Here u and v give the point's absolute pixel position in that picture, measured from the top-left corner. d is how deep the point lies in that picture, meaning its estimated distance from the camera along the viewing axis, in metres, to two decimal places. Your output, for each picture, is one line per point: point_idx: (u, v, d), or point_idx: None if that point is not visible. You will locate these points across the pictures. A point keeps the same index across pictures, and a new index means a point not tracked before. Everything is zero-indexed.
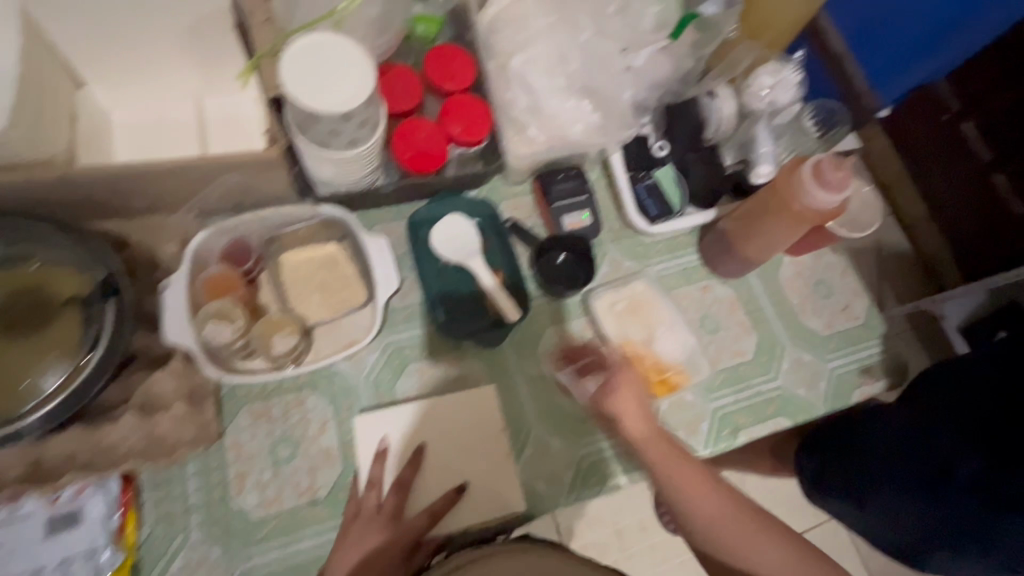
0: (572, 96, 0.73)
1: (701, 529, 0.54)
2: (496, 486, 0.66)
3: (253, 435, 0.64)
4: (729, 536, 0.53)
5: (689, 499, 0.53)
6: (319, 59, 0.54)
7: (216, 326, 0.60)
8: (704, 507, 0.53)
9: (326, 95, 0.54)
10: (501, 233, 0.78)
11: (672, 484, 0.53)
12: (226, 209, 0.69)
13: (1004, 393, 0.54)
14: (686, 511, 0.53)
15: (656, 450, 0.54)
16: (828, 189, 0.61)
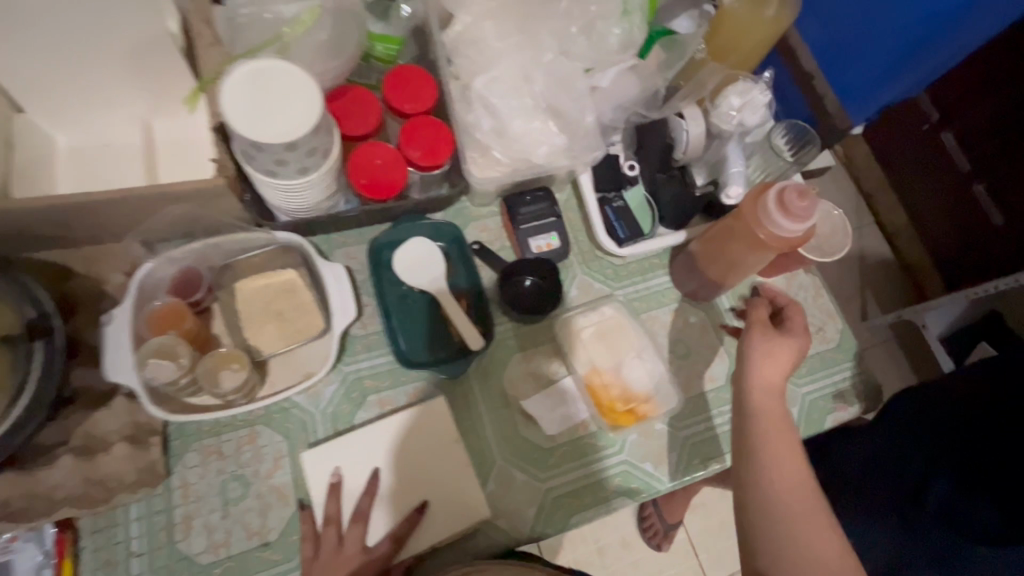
0: (537, 117, 0.71)
1: (762, 493, 0.52)
2: (457, 511, 0.63)
3: (202, 475, 0.61)
4: (802, 479, 0.52)
5: (776, 467, 0.53)
6: (256, 87, 0.52)
7: (158, 364, 0.57)
8: (781, 474, 0.53)
9: (275, 124, 0.52)
10: (466, 256, 0.75)
11: (769, 453, 0.54)
12: (176, 236, 0.66)
13: (980, 408, 0.63)
14: (763, 474, 0.53)
15: (766, 411, 0.57)
16: (792, 220, 0.60)
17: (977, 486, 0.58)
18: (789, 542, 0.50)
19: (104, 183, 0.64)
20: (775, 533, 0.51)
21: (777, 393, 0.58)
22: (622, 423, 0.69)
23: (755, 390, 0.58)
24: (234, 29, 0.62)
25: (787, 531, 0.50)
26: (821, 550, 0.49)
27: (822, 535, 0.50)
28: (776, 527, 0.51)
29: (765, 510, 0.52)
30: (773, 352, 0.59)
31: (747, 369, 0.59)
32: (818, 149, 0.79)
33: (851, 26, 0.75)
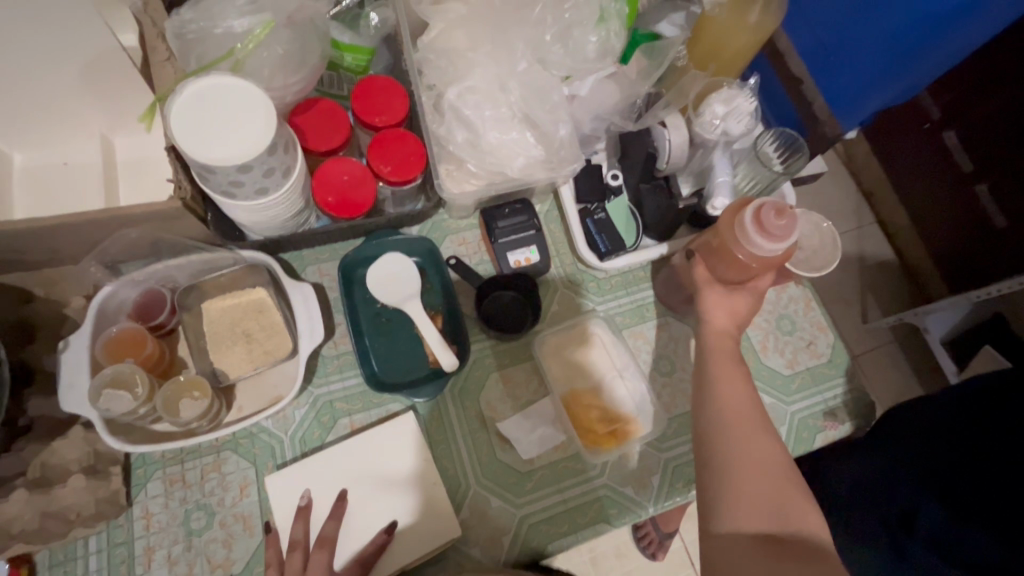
0: (513, 128, 0.68)
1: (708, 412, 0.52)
2: (428, 526, 0.61)
3: (164, 505, 0.60)
4: (732, 397, 0.52)
5: (722, 389, 0.53)
6: (199, 114, 0.51)
7: (113, 395, 0.55)
8: (728, 396, 0.52)
9: (238, 123, 0.51)
10: (441, 273, 0.72)
11: (715, 379, 0.54)
12: (139, 256, 0.65)
13: (978, 419, 0.53)
14: (709, 401, 0.52)
15: (715, 344, 0.57)
16: (770, 239, 0.53)
17: (974, 517, 0.49)
18: (728, 453, 0.49)
19: (63, 203, 0.62)
20: (717, 451, 0.49)
21: (731, 330, 0.58)
22: (604, 445, 0.67)
23: (709, 329, 0.58)
24: (185, 43, 0.58)
25: (731, 444, 0.49)
26: (763, 452, 0.48)
27: (756, 443, 0.49)
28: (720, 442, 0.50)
29: (714, 434, 0.50)
30: (723, 300, 0.59)
31: (701, 318, 0.60)
32: (808, 156, 0.76)
33: (840, 26, 0.71)
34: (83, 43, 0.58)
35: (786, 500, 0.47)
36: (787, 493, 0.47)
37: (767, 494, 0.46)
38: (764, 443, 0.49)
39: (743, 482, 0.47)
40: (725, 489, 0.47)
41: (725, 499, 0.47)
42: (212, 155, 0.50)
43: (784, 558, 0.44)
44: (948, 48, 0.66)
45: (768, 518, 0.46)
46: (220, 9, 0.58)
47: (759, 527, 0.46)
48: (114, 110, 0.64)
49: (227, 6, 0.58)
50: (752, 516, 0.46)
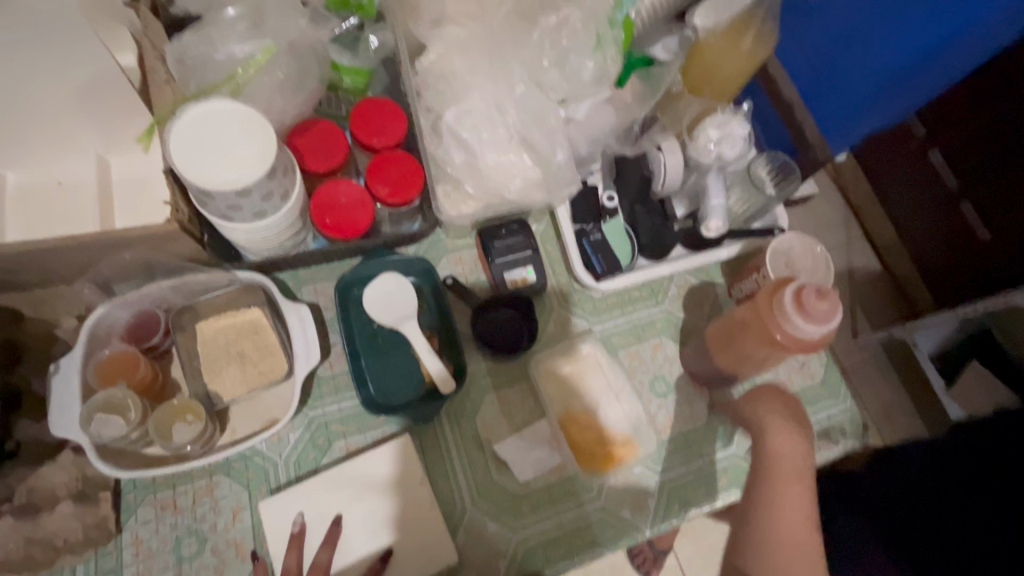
0: (511, 150, 0.68)
1: (757, 555, 0.56)
2: (422, 551, 0.61)
3: (155, 530, 0.59)
4: (792, 510, 0.57)
5: (774, 525, 0.57)
6: (194, 143, 0.50)
7: (106, 420, 0.55)
8: (790, 538, 0.56)
9: (233, 148, 0.51)
10: (437, 292, 0.72)
11: (774, 514, 0.57)
12: (133, 276, 0.64)
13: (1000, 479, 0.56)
14: (764, 536, 0.56)
15: (779, 473, 0.59)
16: (801, 317, 0.54)
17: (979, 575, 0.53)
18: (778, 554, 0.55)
19: (56, 224, 0.62)
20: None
21: (790, 456, 0.59)
22: (599, 468, 0.67)
23: (771, 455, 0.60)
24: (185, 68, 0.58)
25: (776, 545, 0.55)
26: None
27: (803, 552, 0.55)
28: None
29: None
30: (769, 410, 0.63)
31: (762, 435, 0.62)
32: (800, 179, 0.77)
33: (830, 53, 0.73)
34: (81, 65, 0.58)
35: None
36: None
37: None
38: None
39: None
40: None
41: None
42: (210, 180, 0.50)
43: None
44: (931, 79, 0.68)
45: None
46: (219, 36, 0.59)
47: None
48: (110, 130, 0.64)
49: (227, 32, 0.59)
50: None
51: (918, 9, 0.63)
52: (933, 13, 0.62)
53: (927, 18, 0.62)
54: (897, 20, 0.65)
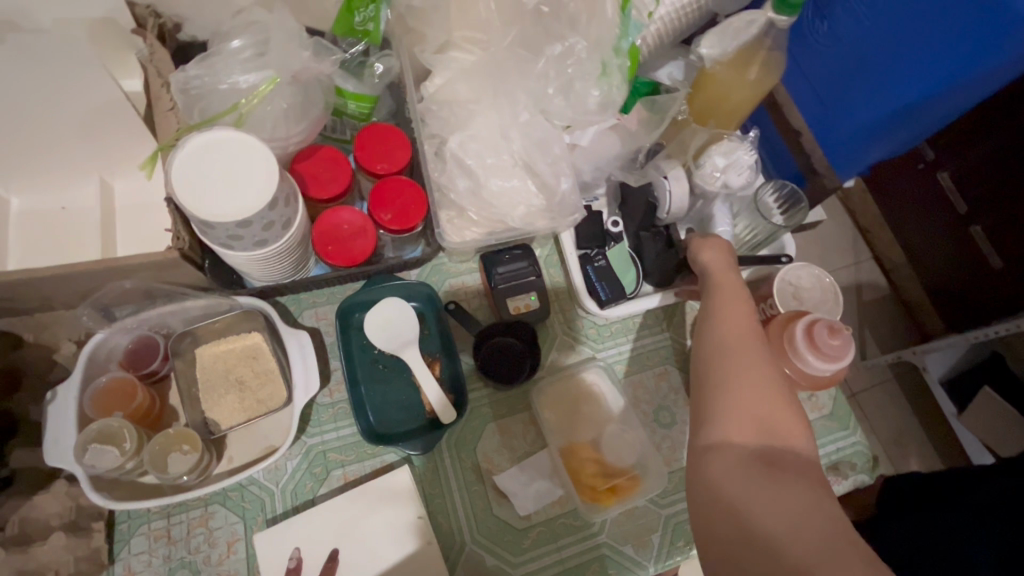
0: (514, 176, 0.68)
1: (705, 354, 0.47)
2: None
3: (147, 562, 0.58)
4: (737, 318, 0.49)
5: (719, 321, 0.49)
6: (199, 171, 0.50)
7: (99, 451, 0.54)
8: (724, 331, 0.48)
9: (237, 179, 0.50)
10: (439, 318, 0.71)
11: (713, 315, 0.51)
12: (133, 300, 0.63)
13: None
14: (707, 339, 0.48)
15: (725, 304, 0.51)
16: (819, 356, 0.53)
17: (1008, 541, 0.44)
18: (721, 354, 0.46)
19: (56, 249, 0.62)
20: (714, 387, 0.44)
21: (730, 270, 0.56)
22: (602, 502, 0.65)
23: (710, 272, 0.56)
24: (189, 98, 0.58)
25: (720, 341, 0.47)
26: (771, 417, 0.42)
27: (756, 357, 0.45)
28: (714, 388, 0.44)
29: (710, 375, 0.45)
30: (714, 248, 0.59)
31: (697, 261, 0.59)
32: (809, 209, 0.76)
33: (833, 83, 0.73)
34: (88, 93, 0.59)
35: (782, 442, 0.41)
36: (782, 434, 0.41)
37: (762, 391, 0.43)
38: (768, 379, 0.44)
39: (736, 374, 0.44)
40: (715, 382, 0.45)
41: (715, 397, 0.44)
42: (213, 211, 0.50)
43: (771, 473, 0.39)
44: (932, 119, 0.68)
45: (762, 433, 0.41)
46: (224, 67, 0.59)
47: (749, 444, 0.41)
48: (111, 156, 0.64)
49: (232, 62, 0.59)
50: (741, 424, 0.42)
51: (926, 45, 0.63)
52: (943, 53, 0.62)
53: (936, 57, 0.62)
54: (906, 56, 0.65)
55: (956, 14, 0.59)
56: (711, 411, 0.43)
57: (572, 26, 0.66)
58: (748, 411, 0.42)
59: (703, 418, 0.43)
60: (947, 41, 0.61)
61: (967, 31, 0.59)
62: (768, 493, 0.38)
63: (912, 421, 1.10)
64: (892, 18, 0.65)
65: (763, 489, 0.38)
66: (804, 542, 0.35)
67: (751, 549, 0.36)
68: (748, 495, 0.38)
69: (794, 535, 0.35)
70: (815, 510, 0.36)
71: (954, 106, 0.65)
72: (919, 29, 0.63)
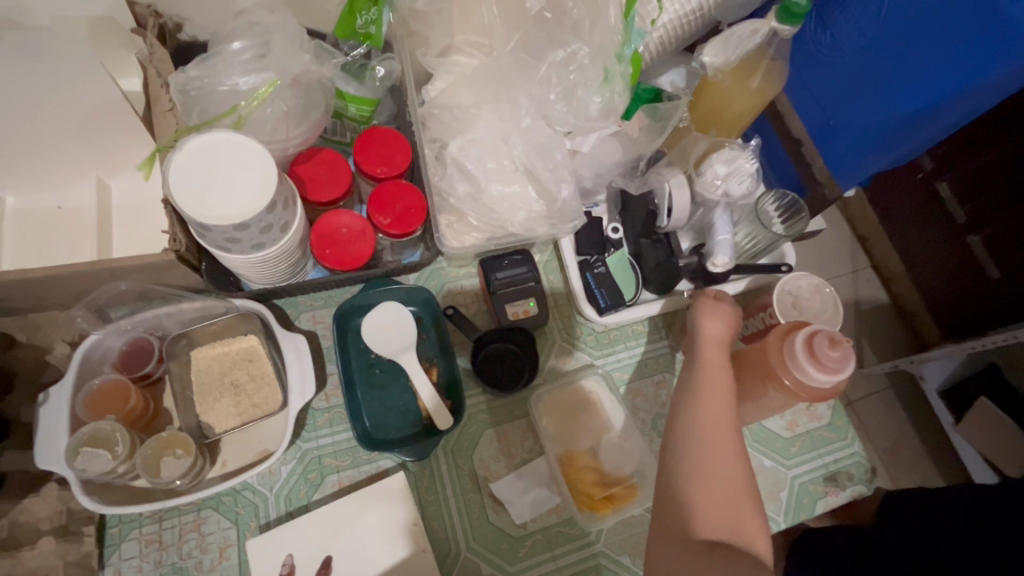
0: (514, 182, 0.68)
1: (682, 437, 0.47)
2: None
3: (137, 568, 0.57)
4: (716, 400, 0.48)
5: (699, 406, 0.48)
6: (196, 176, 0.50)
7: (91, 454, 0.53)
8: (702, 419, 0.47)
9: (235, 182, 0.50)
10: (437, 322, 0.71)
11: (694, 400, 0.49)
12: (129, 301, 0.63)
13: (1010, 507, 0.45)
14: (686, 422, 0.48)
15: (705, 380, 0.50)
16: (820, 369, 0.52)
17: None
18: (698, 440, 0.46)
19: (51, 249, 0.61)
20: (688, 475, 0.44)
21: (724, 344, 0.53)
22: (599, 512, 0.64)
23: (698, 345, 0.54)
24: (188, 99, 0.58)
25: (697, 424, 0.47)
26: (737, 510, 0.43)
27: (728, 448, 0.45)
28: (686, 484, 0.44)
29: (685, 462, 0.45)
30: (718, 319, 0.55)
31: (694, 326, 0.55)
32: (810, 219, 0.75)
33: (836, 91, 0.73)
34: (85, 93, 0.58)
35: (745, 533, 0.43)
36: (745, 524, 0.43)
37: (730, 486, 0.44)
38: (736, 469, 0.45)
39: (710, 464, 0.45)
40: (689, 472, 0.45)
41: (689, 488, 0.44)
42: (214, 215, 0.49)
43: (736, 568, 0.41)
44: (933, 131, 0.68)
45: (729, 528, 0.42)
46: (224, 68, 0.58)
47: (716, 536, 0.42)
48: (108, 155, 0.63)
49: (233, 64, 0.58)
50: (710, 518, 0.43)
51: (931, 55, 0.62)
52: (947, 65, 0.61)
53: (945, 63, 0.61)
54: (915, 62, 0.64)
55: (963, 24, 0.59)
56: (683, 501, 0.44)
57: (574, 32, 0.66)
58: (718, 506, 0.43)
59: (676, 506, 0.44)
60: (958, 47, 0.60)
61: (978, 37, 0.58)
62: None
63: (910, 431, 1.10)
64: (902, 22, 0.64)
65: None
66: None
67: None
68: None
69: None
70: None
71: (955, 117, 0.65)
72: (928, 38, 0.62)
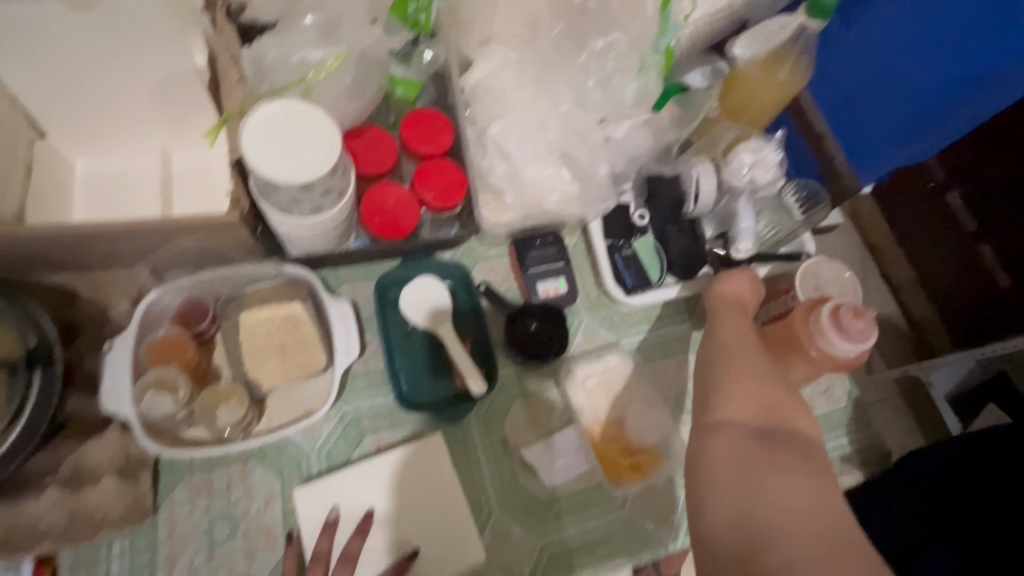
0: (550, 164, 0.72)
1: (707, 356, 0.51)
2: (447, 549, 0.63)
3: (189, 512, 0.61)
4: (736, 329, 0.53)
5: (722, 333, 0.52)
6: (277, 130, 0.54)
7: (156, 398, 0.58)
8: (728, 339, 0.51)
9: (305, 149, 0.54)
10: (472, 296, 0.74)
11: (712, 327, 0.54)
12: (186, 264, 0.67)
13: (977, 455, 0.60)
14: (712, 344, 0.51)
15: (723, 317, 0.55)
16: (846, 338, 0.55)
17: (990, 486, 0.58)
18: (722, 355, 0.49)
19: (118, 210, 0.64)
20: (720, 380, 0.47)
21: (741, 299, 0.58)
22: (626, 478, 0.67)
23: (713, 296, 0.58)
24: (259, 72, 0.65)
25: (721, 344, 0.51)
26: (771, 409, 0.44)
27: (754, 361, 0.48)
28: (711, 381, 0.47)
29: (713, 367, 0.48)
30: (738, 278, 0.59)
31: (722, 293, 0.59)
32: (828, 208, 0.79)
33: (857, 91, 0.76)
34: (159, 64, 0.62)
35: (784, 427, 0.43)
36: (784, 420, 0.44)
37: (761, 389, 0.46)
38: (762, 373, 0.47)
39: (736, 369, 0.47)
40: (720, 377, 0.47)
41: (719, 390, 0.46)
42: (285, 172, 0.53)
43: (775, 449, 0.41)
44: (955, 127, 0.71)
45: (763, 422, 0.43)
46: (296, 41, 0.66)
47: (750, 423, 0.43)
48: (173, 125, 0.66)
49: (300, 39, 0.67)
50: (741, 411, 0.44)
51: (949, 55, 0.66)
52: (962, 65, 0.65)
53: (964, 60, 0.65)
54: (939, 58, 0.67)
55: (977, 29, 0.62)
56: (713, 396, 0.46)
57: (614, 21, 0.68)
58: (751, 401, 0.45)
59: (706, 402, 0.46)
60: (977, 46, 0.63)
61: (1002, 33, 0.61)
62: (767, 466, 0.40)
63: None
64: (927, 22, 0.67)
65: (758, 472, 0.39)
66: (800, 509, 0.37)
67: (751, 530, 0.37)
68: (742, 469, 0.40)
69: (797, 516, 0.37)
70: (815, 494, 0.38)
71: (975, 114, 0.68)
72: (945, 39, 0.65)
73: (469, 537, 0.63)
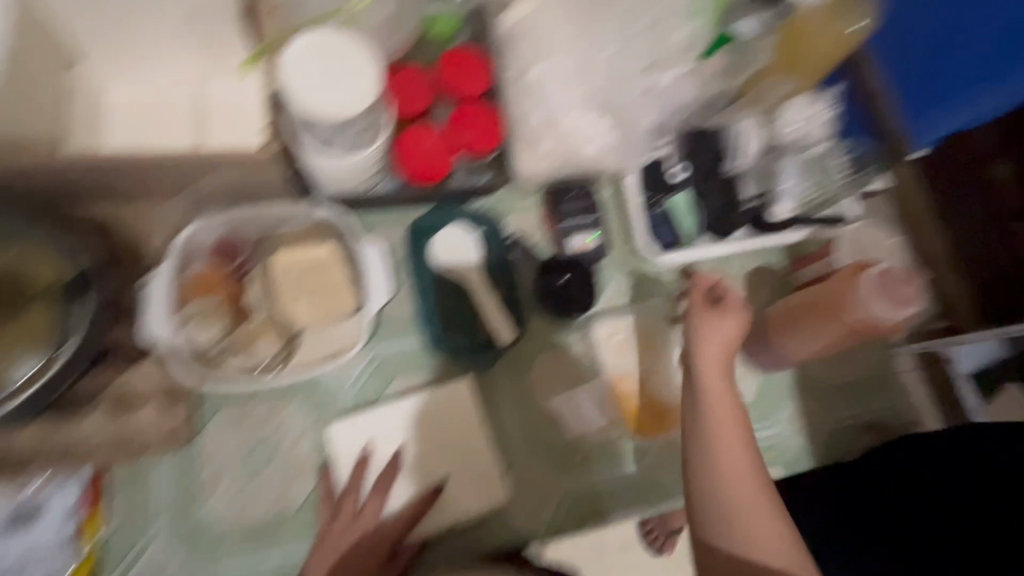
0: (591, 112, 0.73)
1: (702, 467, 0.48)
2: (472, 488, 0.65)
3: (227, 441, 0.64)
4: (723, 420, 0.49)
5: (711, 428, 0.49)
6: (315, 62, 0.52)
7: (198, 326, 0.62)
8: (717, 440, 0.49)
9: (340, 84, 0.52)
10: (502, 246, 0.72)
11: (697, 410, 0.51)
12: (220, 200, 0.67)
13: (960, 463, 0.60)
14: (704, 450, 0.49)
15: (711, 394, 0.51)
16: (890, 297, 0.59)
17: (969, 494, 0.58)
18: (716, 470, 0.48)
19: (145, 137, 0.61)
20: (724, 514, 0.47)
21: (723, 356, 0.53)
22: (647, 432, 0.70)
23: (698, 349, 0.53)
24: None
25: (711, 454, 0.48)
26: (779, 535, 0.46)
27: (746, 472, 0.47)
28: (713, 508, 0.47)
29: (708, 488, 0.48)
30: (719, 325, 0.54)
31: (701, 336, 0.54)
32: (875, 171, 0.76)
33: (922, 46, 0.70)
34: None
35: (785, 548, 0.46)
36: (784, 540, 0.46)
37: (762, 514, 0.46)
38: (754, 495, 0.47)
39: (733, 497, 0.47)
40: (722, 506, 0.47)
41: (724, 525, 0.47)
42: (321, 107, 0.52)
43: None
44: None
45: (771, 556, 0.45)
46: None
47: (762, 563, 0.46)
48: None
49: None
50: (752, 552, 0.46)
51: None
52: None
53: None
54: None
55: None
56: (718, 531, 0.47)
57: None
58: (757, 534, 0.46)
59: (712, 537, 0.47)
60: None
61: None
62: None
63: None
64: None
65: None
66: None
67: None
68: None
69: None
70: None
71: None
72: None
73: (493, 483, 0.65)
